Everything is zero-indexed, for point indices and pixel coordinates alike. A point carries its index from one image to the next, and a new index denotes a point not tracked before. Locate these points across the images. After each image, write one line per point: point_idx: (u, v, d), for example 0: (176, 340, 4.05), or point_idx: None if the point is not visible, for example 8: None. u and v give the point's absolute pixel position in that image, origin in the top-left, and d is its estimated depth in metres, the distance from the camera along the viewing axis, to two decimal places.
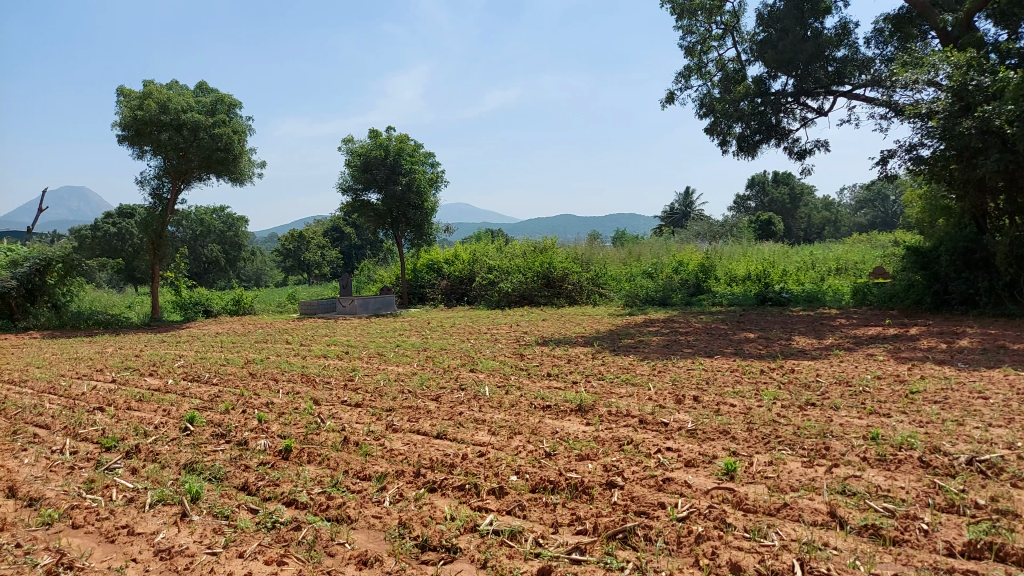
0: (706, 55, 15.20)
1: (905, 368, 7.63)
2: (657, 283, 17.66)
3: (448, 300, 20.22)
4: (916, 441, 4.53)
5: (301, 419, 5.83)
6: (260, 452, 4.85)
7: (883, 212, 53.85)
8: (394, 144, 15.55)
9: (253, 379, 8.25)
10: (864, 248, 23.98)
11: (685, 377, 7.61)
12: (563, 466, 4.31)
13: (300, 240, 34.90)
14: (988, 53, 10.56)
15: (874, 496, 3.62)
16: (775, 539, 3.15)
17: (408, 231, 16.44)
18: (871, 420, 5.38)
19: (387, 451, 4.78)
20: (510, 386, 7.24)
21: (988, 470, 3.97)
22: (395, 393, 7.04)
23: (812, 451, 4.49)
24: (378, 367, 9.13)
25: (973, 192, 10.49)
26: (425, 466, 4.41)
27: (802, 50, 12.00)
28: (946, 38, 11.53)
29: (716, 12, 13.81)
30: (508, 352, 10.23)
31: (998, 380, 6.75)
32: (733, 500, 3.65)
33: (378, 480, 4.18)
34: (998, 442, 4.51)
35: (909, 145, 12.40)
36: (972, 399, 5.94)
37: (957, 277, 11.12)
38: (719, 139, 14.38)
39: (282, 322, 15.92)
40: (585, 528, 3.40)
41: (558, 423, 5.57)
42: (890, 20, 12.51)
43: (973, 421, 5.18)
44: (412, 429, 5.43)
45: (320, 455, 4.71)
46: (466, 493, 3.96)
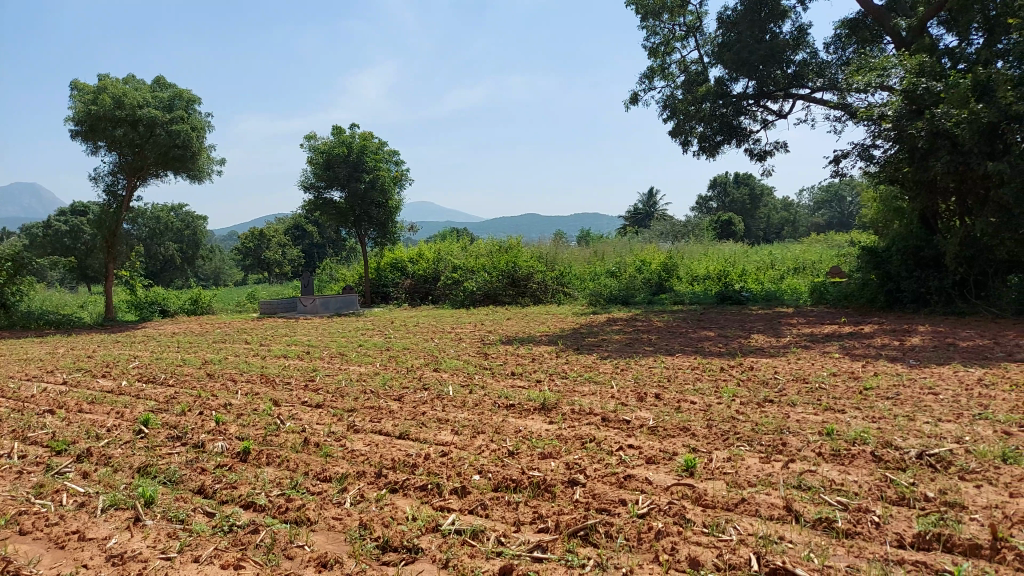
0: (669, 56, 15.40)
1: (859, 365, 7.81)
2: (620, 281, 17.82)
3: (412, 299, 20.08)
4: (869, 436, 4.63)
5: (260, 420, 5.72)
6: (217, 454, 4.74)
7: (839, 212, 55.16)
8: (357, 141, 15.37)
9: (211, 380, 8.08)
10: (821, 248, 24.50)
11: (647, 375, 7.68)
12: (525, 465, 4.31)
13: (260, 238, 34.34)
14: (939, 58, 10.89)
15: (828, 490, 3.69)
16: (733, 534, 3.19)
17: (371, 229, 16.26)
18: (826, 416, 5.50)
19: (348, 453, 4.71)
20: (474, 386, 7.21)
21: (937, 464, 4.07)
22: (357, 393, 6.95)
23: (770, 447, 4.56)
24: (340, 367, 9.02)
25: (926, 193, 10.72)
26: (387, 466, 4.36)
27: (758, 50, 12.21)
28: (900, 42, 11.85)
29: (679, 12, 13.97)
30: (471, 352, 10.20)
31: (947, 376, 6.96)
32: (693, 495, 3.68)
33: (340, 482, 4.12)
34: (947, 436, 4.65)
35: (862, 147, 12.74)
36: (922, 395, 6.11)
37: (910, 276, 11.43)
38: (682, 139, 14.56)
39: (242, 322, 15.63)
40: (548, 526, 3.40)
41: (521, 422, 5.57)
42: (846, 26, 12.84)
43: (923, 416, 5.32)
44: (373, 429, 5.37)
45: (280, 457, 4.63)
46: (428, 493, 3.92)
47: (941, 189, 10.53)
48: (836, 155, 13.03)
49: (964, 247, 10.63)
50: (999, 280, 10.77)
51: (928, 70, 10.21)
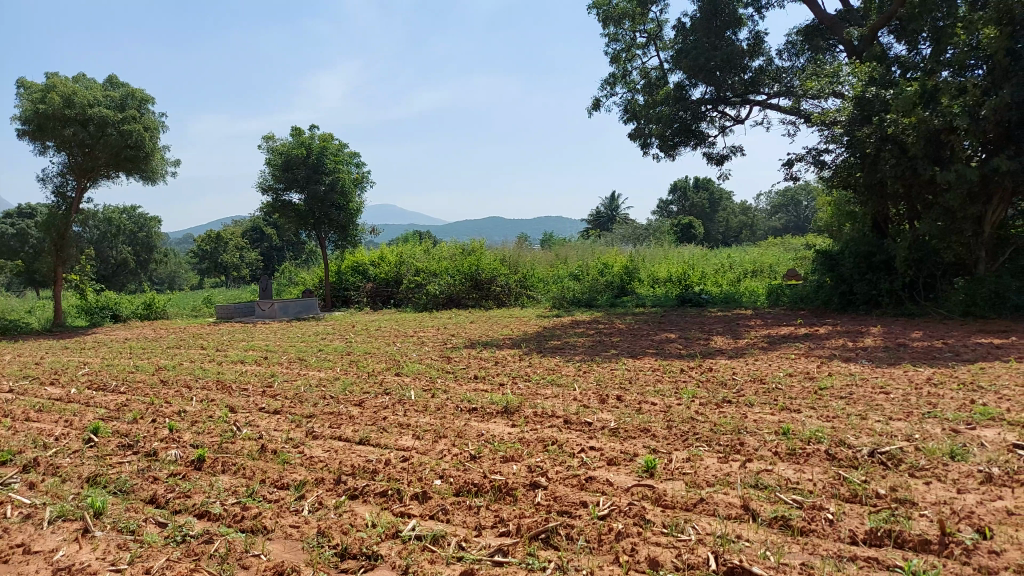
0: (630, 62, 15.55)
1: (814, 366, 7.94)
2: (583, 283, 17.88)
3: (374, 303, 19.84)
4: (823, 435, 4.68)
5: (216, 428, 5.54)
6: (170, 463, 4.57)
7: (795, 217, 56.37)
8: (316, 143, 15.12)
9: (165, 387, 7.81)
10: (778, 252, 24.94)
11: (609, 377, 7.69)
12: (487, 468, 4.24)
13: (217, 241, 33.60)
14: (888, 67, 11.13)
15: (784, 489, 3.70)
16: (691, 534, 3.17)
17: (331, 232, 15.99)
18: (782, 416, 5.55)
19: (307, 459, 4.58)
20: (436, 390, 7.12)
21: (888, 462, 4.13)
22: (316, 399, 6.80)
23: (728, 446, 4.58)
24: (299, 372, 8.82)
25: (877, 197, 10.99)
26: (346, 472, 4.25)
27: (715, 57, 12.39)
28: (851, 51, 12.13)
29: (640, 19, 14.08)
30: (434, 355, 10.08)
31: (898, 376, 7.11)
32: (653, 496, 3.67)
33: (297, 489, 4.00)
34: (897, 434, 4.72)
35: (816, 152, 13.02)
36: (875, 395, 6.21)
37: (862, 278, 11.70)
38: (642, 143, 14.67)
39: (197, 327, 15.22)
40: (509, 530, 3.34)
41: (483, 426, 5.49)
42: (800, 34, 13.12)
43: (875, 415, 5.41)
44: (333, 435, 5.24)
45: (236, 464, 4.48)
46: (388, 499, 3.83)
47: (890, 194, 10.81)
48: (790, 160, 13.28)
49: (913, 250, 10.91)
50: (946, 282, 11.08)
51: (877, 78, 10.48)
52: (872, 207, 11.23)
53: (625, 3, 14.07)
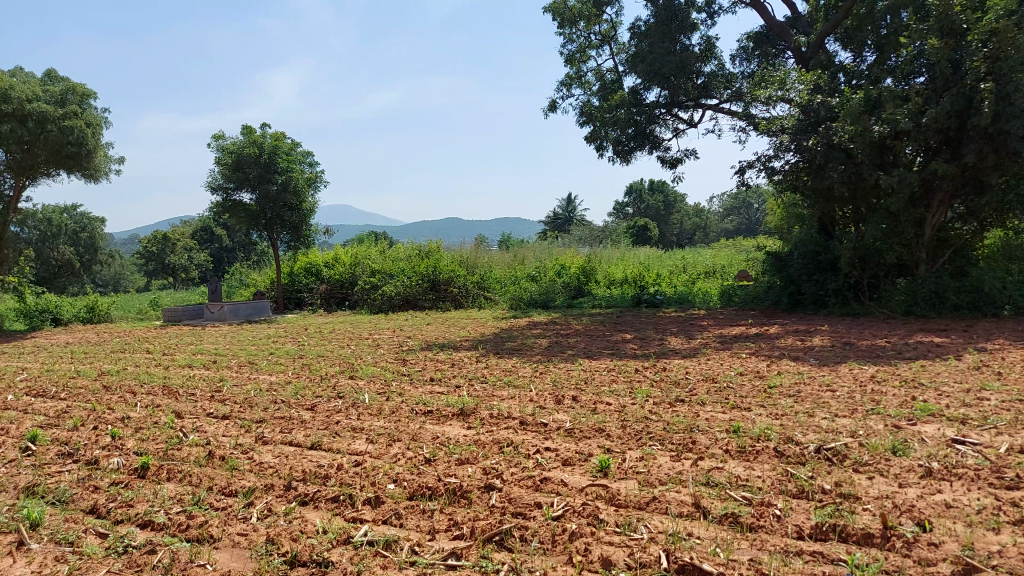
0: (585, 64, 15.65)
1: (764, 364, 8.08)
2: (540, 285, 17.92)
3: (328, 305, 19.48)
4: (772, 433, 4.74)
5: (161, 434, 5.34)
6: (112, 471, 4.37)
7: (747, 220, 57.64)
8: (268, 141, 14.72)
9: (107, 393, 7.51)
10: (730, 253, 25.42)
11: (565, 378, 7.68)
12: (441, 472, 4.16)
13: (164, 241, 32.67)
14: (835, 75, 11.41)
15: (734, 486, 3.73)
16: (644, 533, 3.17)
17: (283, 232, 15.63)
18: (733, 414, 5.62)
19: (256, 465, 4.44)
20: (391, 392, 7.01)
21: (834, 458, 4.19)
22: (267, 403, 6.62)
23: (680, 445, 4.60)
24: (250, 376, 8.60)
25: (824, 201, 11.27)
26: (297, 478, 4.12)
27: (669, 62, 12.52)
28: (800, 57, 12.36)
29: (595, 21, 14.14)
30: (389, 358, 9.92)
31: (844, 373, 7.29)
32: (607, 495, 3.66)
33: (246, 496, 3.86)
34: (843, 430, 4.81)
35: (766, 157, 13.29)
36: (821, 392, 6.34)
37: (810, 279, 11.98)
38: (597, 145, 14.74)
39: (143, 331, 14.73)
40: (463, 533, 3.28)
41: (439, 429, 5.41)
42: (751, 39, 13.36)
43: (822, 412, 5.51)
44: (283, 440, 5.09)
45: (182, 471, 4.31)
46: (340, 505, 3.72)
47: (837, 197, 11.10)
48: (742, 165, 13.52)
49: (858, 252, 11.22)
50: (889, 282, 11.42)
51: (822, 85, 10.76)
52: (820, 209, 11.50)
53: (580, 5, 14.11)
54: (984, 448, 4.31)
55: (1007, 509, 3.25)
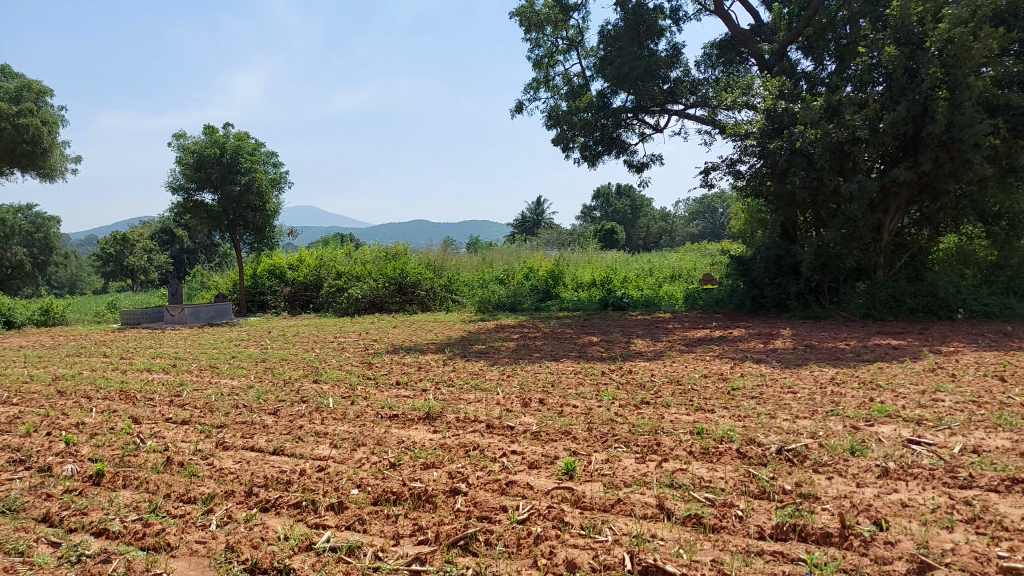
0: (552, 68, 15.69)
1: (728, 367, 8.15)
2: (508, 288, 17.90)
3: (291, 308, 19.16)
4: (735, 434, 4.76)
5: (118, 439, 5.18)
6: (66, 479, 4.22)
7: (712, 224, 58.47)
8: (231, 141, 14.38)
9: (61, 398, 7.26)
10: (695, 257, 25.73)
11: (532, 381, 7.65)
12: (406, 476, 4.09)
13: (123, 243, 31.87)
14: (798, 82, 11.60)
15: (697, 487, 3.73)
16: (608, 534, 3.15)
17: (246, 233, 15.31)
18: (697, 416, 5.65)
19: (216, 471, 4.32)
20: (356, 396, 6.90)
21: (794, 459, 4.23)
22: (228, 408, 6.46)
23: (645, 447, 4.60)
24: (210, 380, 8.39)
25: (787, 205, 11.45)
26: (258, 485, 4.01)
27: (636, 67, 12.60)
28: (763, 64, 12.55)
29: (563, 25, 14.18)
30: (354, 361, 9.79)
31: (805, 375, 7.39)
32: (572, 498, 3.63)
33: (205, 503, 3.74)
34: (803, 431, 4.87)
35: (730, 161, 13.46)
36: (783, 394, 6.42)
37: (772, 283, 12.16)
38: (565, 148, 14.78)
39: (99, 334, 14.33)
40: (427, 538, 3.22)
41: (404, 433, 5.33)
42: (716, 46, 13.51)
43: (783, 413, 5.58)
44: (244, 445, 4.97)
45: (139, 478, 4.17)
46: (302, 511, 3.63)
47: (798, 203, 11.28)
48: (707, 169, 13.68)
49: (819, 256, 11.40)
50: (848, 285, 11.65)
51: (785, 91, 10.92)
52: (782, 213, 11.68)
53: (548, 9, 14.13)
54: (939, 448, 4.38)
55: (960, 508, 3.29)
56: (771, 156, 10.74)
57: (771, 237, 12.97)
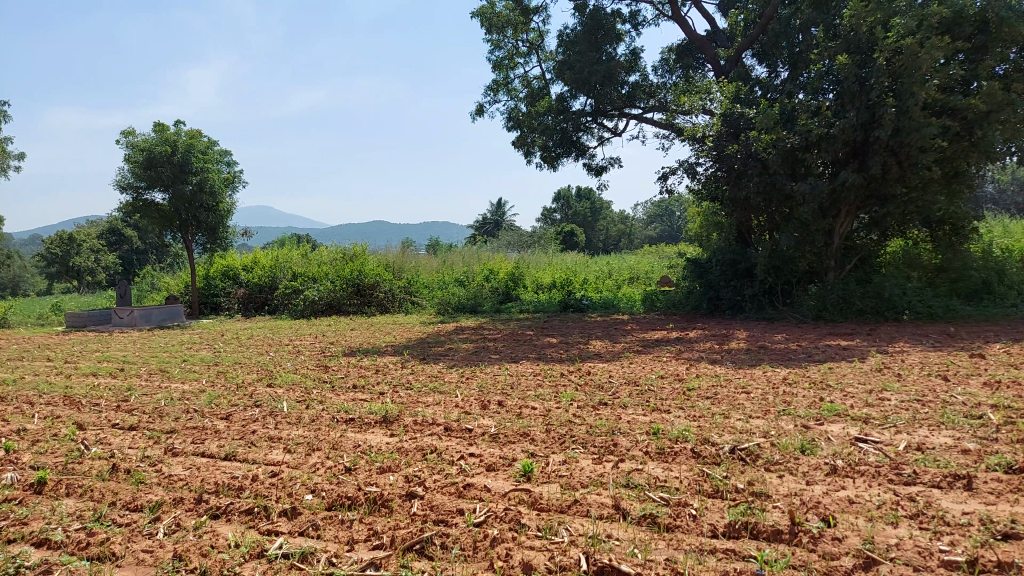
0: (512, 70, 15.68)
1: (684, 368, 8.24)
2: (468, 290, 17.85)
3: (246, 310, 18.73)
4: (690, 434, 4.80)
5: (60, 447, 4.98)
6: (4, 488, 4.04)
7: (670, 227, 59.31)
8: (182, 139, 13.89)
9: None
10: (653, 260, 26.07)
11: (491, 383, 7.62)
12: (362, 481, 3.99)
13: (69, 243, 30.84)
14: (753, 88, 11.81)
15: (653, 487, 3.74)
16: (564, 536, 3.14)
17: (198, 234, 14.89)
18: (654, 417, 5.69)
19: (164, 477, 4.17)
20: (311, 400, 6.76)
21: (747, 457, 4.28)
22: (178, 413, 6.27)
23: (602, 448, 4.60)
24: (159, 385, 8.14)
25: (743, 209, 11.64)
26: (209, 491, 3.88)
27: (596, 71, 12.67)
28: (718, 69, 12.72)
29: (522, 28, 14.19)
30: (310, 365, 9.61)
31: (758, 376, 7.51)
32: (529, 500, 3.60)
33: (152, 510, 3.60)
34: (756, 431, 4.94)
35: (687, 165, 13.66)
36: (737, 394, 6.51)
37: (727, 285, 12.34)
38: (525, 151, 14.78)
39: (43, 337, 13.80)
40: (382, 542, 3.16)
41: (360, 436, 5.23)
42: (674, 52, 13.63)
43: (737, 413, 5.65)
44: (195, 451, 4.81)
45: (82, 486, 4.01)
46: (253, 517, 3.52)
47: (754, 206, 11.48)
48: (665, 173, 13.84)
49: (773, 258, 11.62)
50: (801, 288, 11.91)
51: (740, 96, 11.08)
52: (738, 217, 11.88)
53: (508, 12, 14.12)
54: (885, 446, 4.47)
55: (904, 505, 3.35)
56: (728, 161, 10.90)
57: (728, 240, 13.18)
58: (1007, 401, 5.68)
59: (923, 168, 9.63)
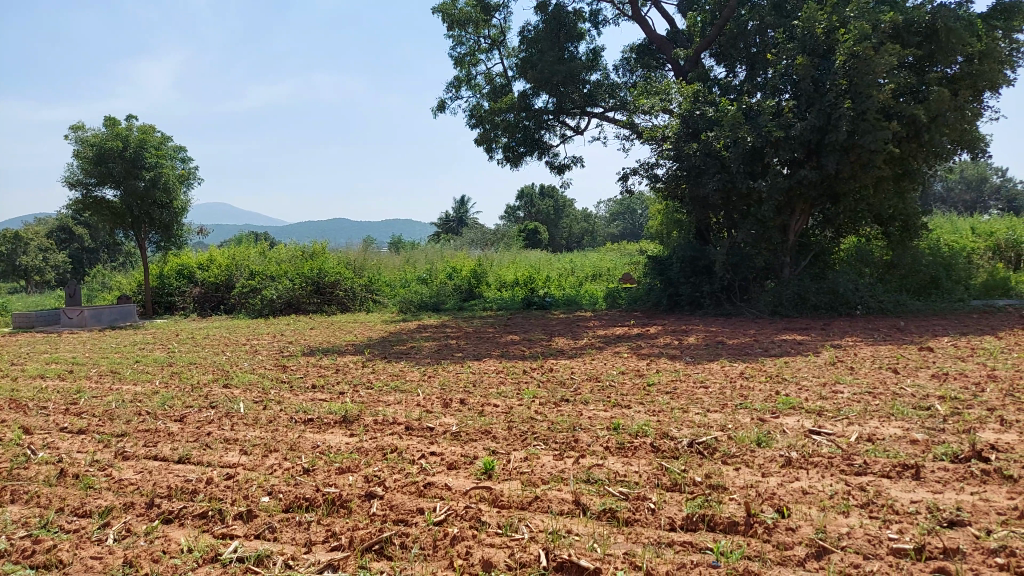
0: (474, 67, 15.58)
1: (644, 363, 8.29)
2: (430, 288, 17.71)
3: (202, 309, 18.21)
4: (650, 429, 4.81)
5: (4, 453, 4.77)
6: None
7: (632, 224, 59.87)
8: (134, 134, 13.14)
9: None
10: (615, 257, 26.26)
11: (453, 381, 7.56)
12: (321, 481, 3.84)
13: (15, 241, 29.51)
14: (711, 88, 11.91)
15: (612, 482, 3.71)
16: (524, 532, 3.08)
17: (152, 232, 14.14)
18: (614, 412, 5.68)
19: (115, 481, 3.99)
20: (269, 401, 6.59)
21: (705, 451, 4.28)
22: (130, 415, 6.05)
23: (563, 444, 4.57)
24: (110, 387, 7.87)
25: (701, 208, 11.77)
26: (161, 495, 3.69)
27: (557, 71, 12.65)
28: (678, 70, 12.77)
29: (484, 25, 14.11)
30: (268, 365, 9.40)
31: (717, 370, 7.58)
32: (489, 497, 3.52)
33: (102, 516, 3.43)
34: (714, 425, 4.97)
35: (647, 165, 13.75)
36: (696, 389, 6.56)
37: (687, 281, 12.32)
38: (487, 148, 14.68)
39: None
40: (341, 543, 3.05)
41: (318, 437, 5.06)
42: (635, 52, 13.69)
43: (696, 408, 5.67)
44: (147, 455, 4.62)
45: (28, 492, 3.83)
46: (208, 521, 3.37)
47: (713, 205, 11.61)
48: (625, 172, 13.92)
49: (731, 255, 11.76)
50: (757, 284, 12.08)
51: (701, 96, 11.13)
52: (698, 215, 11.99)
53: (470, 8, 14.03)
54: (837, 437, 4.50)
55: (855, 494, 3.37)
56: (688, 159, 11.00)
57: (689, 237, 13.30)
58: (954, 393, 5.80)
59: (875, 167, 9.84)
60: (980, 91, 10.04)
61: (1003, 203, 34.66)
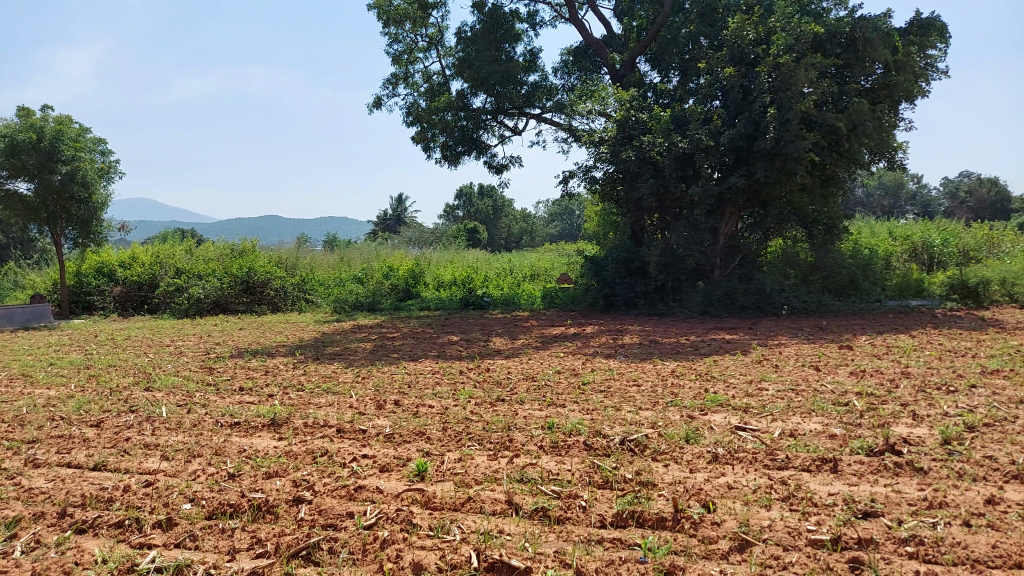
0: (412, 65, 15.35)
1: (581, 362, 8.29)
2: (366, 288, 17.38)
3: (124, 310, 17.32)
4: (584, 427, 4.78)
5: None
6: None
7: (571, 225, 60.38)
8: (50, 125, 12.35)
9: None
10: (553, 256, 26.40)
11: (387, 382, 7.38)
12: (245, 486, 3.63)
13: None
14: (645, 93, 12.01)
15: (545, 481, 3.65)
16: (456, 533, 2.97)
17: (70, 228, 13.20)
18: (548, 411, 5.64)
19: (23, 491, 3.69)
20: (193, 404, 6.28)
21: (636, 448, 4.27)
22: (41, 420, 5.65)
23: (497, 443, 4.49)
24: (20, 391, 7.35)
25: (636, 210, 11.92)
26: (74, 504, 3.42)
27: (494, 71, 12.56)
28: (614, 75, 12.85)
29: (422, 23, 13.89)
30: (193, 367, 8.97)
31: (650, 369, 7.65)
32: (421, 499, 3.40)
33: (7, 528, 3.16)
34: (645, 423, 4.98)
35: (584, 167, 13.85)
36: (629, 387, 6.60)
37: (623, 281, 12.40)
38: (425, 147, 14.47)
39: None
40: (265, 550, 2.88)
41: (245, 441, 4.83)
42: (572, 54, 13.74)
43: (629, 406, 5.68)
44: (59, 462, 4.31)
45: None
46: (124, 530, 3.13)
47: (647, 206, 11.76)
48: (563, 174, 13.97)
49: (666, 256, 11.96)
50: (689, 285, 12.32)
51: (636, 100, 11.24)
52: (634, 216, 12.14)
53: (406, 5, 13.77)
54: (763, 433, 4.57)
55: (778, 488, 3.41)
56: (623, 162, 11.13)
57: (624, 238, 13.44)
58: (871, 389, 6.01)
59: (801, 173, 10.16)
60: (897, 100, 10.48)
61: (919, 208, 36.35)
